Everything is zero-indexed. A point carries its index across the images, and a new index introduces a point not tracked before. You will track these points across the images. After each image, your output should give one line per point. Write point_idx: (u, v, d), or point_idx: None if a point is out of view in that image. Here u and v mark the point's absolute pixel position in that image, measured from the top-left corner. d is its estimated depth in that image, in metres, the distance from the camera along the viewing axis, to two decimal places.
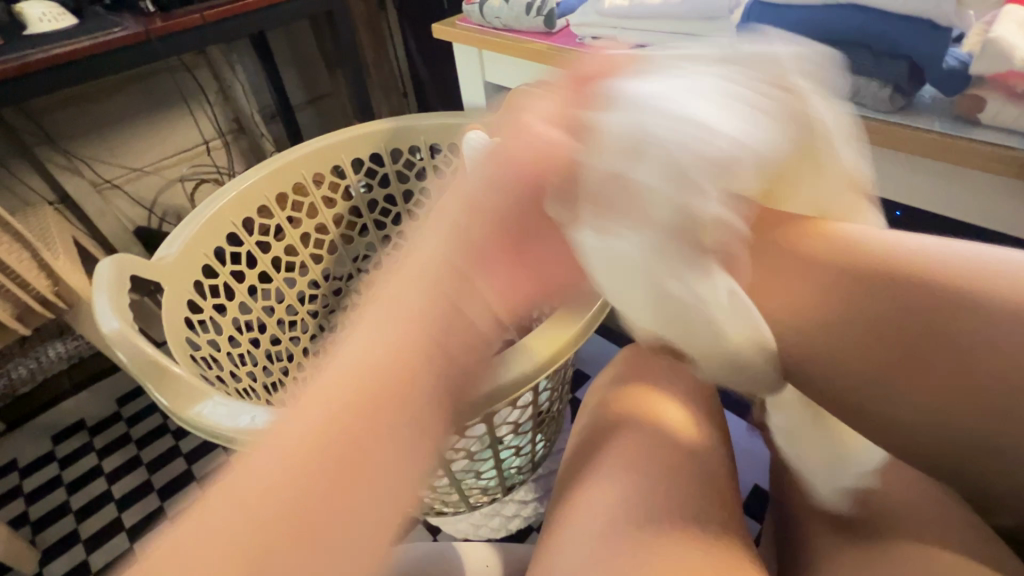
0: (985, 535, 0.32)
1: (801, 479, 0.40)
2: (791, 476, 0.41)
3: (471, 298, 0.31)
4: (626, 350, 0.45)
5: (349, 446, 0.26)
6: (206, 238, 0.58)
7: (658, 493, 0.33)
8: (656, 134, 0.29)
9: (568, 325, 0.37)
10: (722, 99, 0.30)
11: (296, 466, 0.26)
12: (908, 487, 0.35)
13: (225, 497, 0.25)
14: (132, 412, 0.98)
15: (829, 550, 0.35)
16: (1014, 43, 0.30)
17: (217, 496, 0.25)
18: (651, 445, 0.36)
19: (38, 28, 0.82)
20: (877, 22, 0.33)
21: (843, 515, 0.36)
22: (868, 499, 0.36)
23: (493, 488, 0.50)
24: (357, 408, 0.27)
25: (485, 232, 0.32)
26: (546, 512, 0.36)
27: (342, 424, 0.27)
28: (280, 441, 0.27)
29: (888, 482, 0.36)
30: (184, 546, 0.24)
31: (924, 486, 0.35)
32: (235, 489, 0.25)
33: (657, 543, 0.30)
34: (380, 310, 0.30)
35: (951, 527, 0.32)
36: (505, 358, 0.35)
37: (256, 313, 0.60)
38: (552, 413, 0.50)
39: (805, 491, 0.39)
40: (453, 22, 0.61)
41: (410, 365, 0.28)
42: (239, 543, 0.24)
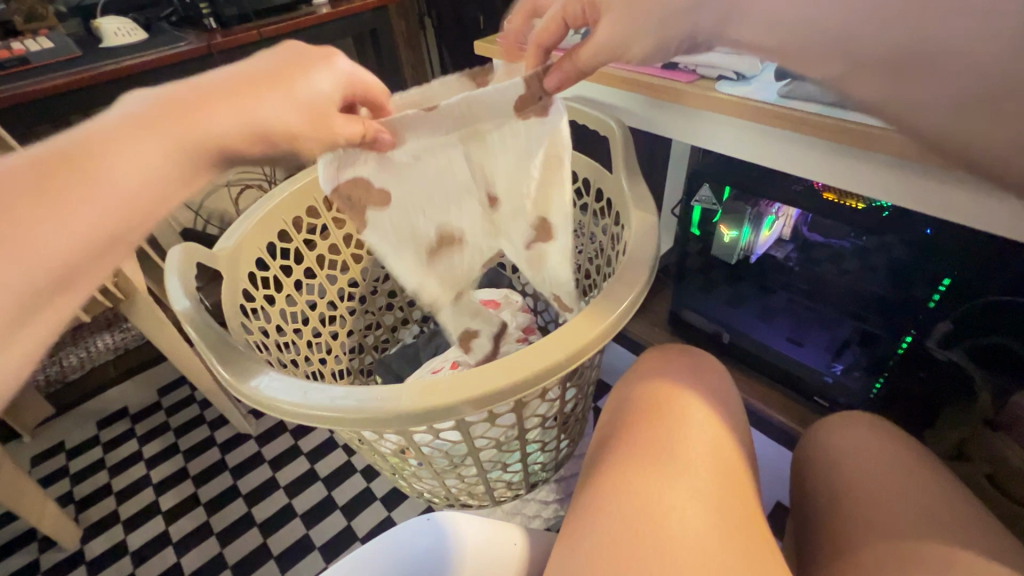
0: (997, 544, 0.39)
1: (835, 489, 0.46)
2: (828, 485, 0.47)
3: (130, 155, 0.28)
4: (653, 356, 0.53)
5: (125, 208, 0.28)
6: (260, 234, 0.58)
7: (691, 490, 0.40)
8: (491, 159, 0.54)
9: (596, 325, 0.39)
10: (499, 150, 0.53)
11: (121, 202, 0.28)
12: (934, 499, 0.42)
13: (109, 146, 0.28)
14: (172, 402, 1.05)
15: (859, 542, 0.41)
16: None
17: (102, 145, 0.28)
18: (684, 444, 0.43)
19: (112, 41, 0.86)
20: None
21: (872, 517, 0.42)
22: (895, 504, 0.42)
23: (518, 484, 0.56)
24: (130, 210, 0.28)
25: (184, 117, 0.31)
26: (578, 494, 0.44)
27: (130, 212, 0.28)
28: (142, 166, 0.29)
29: (919, 495, 0.43)
30: (106, 150, 0.28)
31: (945, 502, 0.42)
32: (120, 167, 0.28)
33: (681, 523, 0.38)
34: (164, 154, 0.29)
35: (976, 538, 0.39)
36: (539, 348, 0.38)
37: (301, 306, 0.62)
38: (575, 414, 0.55)
39: (835, 497, 0.46)
40: (494, 40, 0.73)
41: (154, 191, 0.29)
42: (42, 164, 0.26)
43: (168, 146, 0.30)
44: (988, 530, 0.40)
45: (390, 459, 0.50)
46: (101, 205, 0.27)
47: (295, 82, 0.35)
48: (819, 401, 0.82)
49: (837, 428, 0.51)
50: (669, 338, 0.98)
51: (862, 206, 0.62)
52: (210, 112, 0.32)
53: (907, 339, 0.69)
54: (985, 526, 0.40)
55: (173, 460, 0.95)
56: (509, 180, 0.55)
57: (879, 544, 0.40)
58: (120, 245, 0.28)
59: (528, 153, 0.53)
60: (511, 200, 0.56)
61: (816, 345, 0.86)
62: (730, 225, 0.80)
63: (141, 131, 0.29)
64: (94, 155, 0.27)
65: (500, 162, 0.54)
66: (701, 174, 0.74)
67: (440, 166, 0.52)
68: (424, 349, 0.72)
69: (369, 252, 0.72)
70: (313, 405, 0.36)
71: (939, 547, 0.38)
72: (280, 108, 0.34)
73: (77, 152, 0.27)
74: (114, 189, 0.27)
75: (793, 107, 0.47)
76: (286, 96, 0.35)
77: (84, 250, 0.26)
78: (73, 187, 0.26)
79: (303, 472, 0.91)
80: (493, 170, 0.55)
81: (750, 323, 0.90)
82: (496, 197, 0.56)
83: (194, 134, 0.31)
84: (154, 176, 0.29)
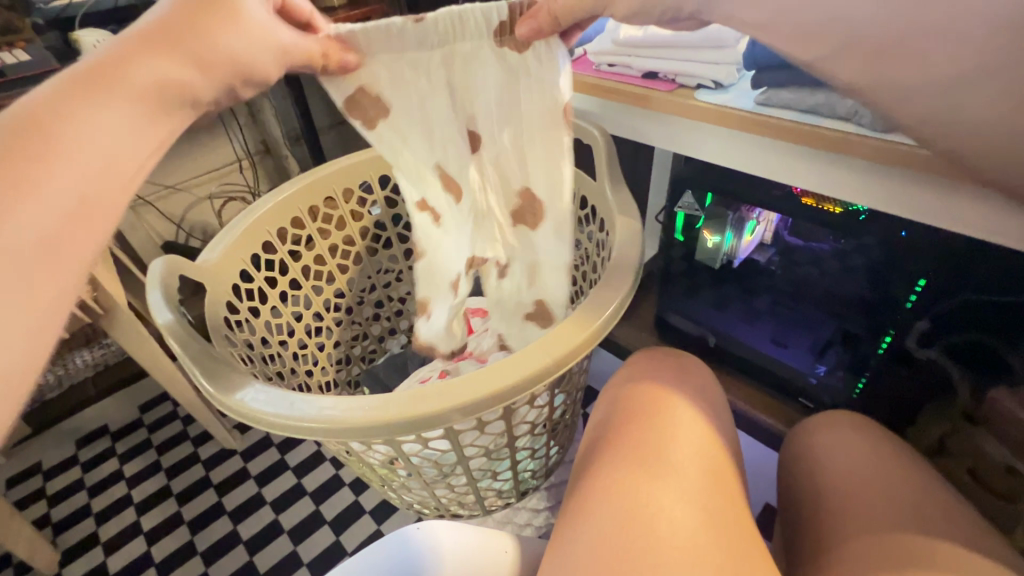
0: (974, 533, 0.40)
1: (817, 486, 0.47)
2: (811, 484, 0.48)
3: (89, 126, 0.31)
4: (637, 361, 0.54)
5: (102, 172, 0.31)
6: (244, 245, 0.57)
7: (680, 494, 0.40)
8: (474, 86, 0.50)
9: (582, 329, 0.40)
10: (483, 82, 0.50)
11: (93, 173, 0.31)
12: (914, 492, 0.43)
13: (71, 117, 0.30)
14: (154, 419, 1.03)
15: (841, 536, 0.42)
16: None
17: (63, 117, 0.30)
18: (670, 446, 0.43)
19: (92, 53, 0.85)
20: None
21: (852, 512, 0.43)
22: (877, 497, 0.44)
23: (508, 492, 0.56)
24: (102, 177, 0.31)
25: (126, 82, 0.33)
26: (567, 497, 0.44)
27: (105, 174, 0.32)
28: (107, 135, 0.32)
29: (897, 486, 0.44)
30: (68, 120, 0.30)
31: (924, 495, 0.43)
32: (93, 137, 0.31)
33: (668, 526, 0.38)
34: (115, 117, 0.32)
35: (955, 527, 0.40)
36: (525, 352, 0.38)
37: (287, 317, 0.62)
38: (564, 421, 0.56)
39: (819, 495, 0.46)
40: None
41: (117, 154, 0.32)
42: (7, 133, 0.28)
43: (113, 112, 0.32)
44: (966, 519, 0.41)
45: (379, 470, 0.49)
46: (63, 174, 0.29)
47: (211, 37, 0.37)
48: (804, 402, 0.84)
49: (821, 429, 0.52)
50: (656, 343, 0.99)
51: (840, 209, 0.64)
52: (136, 68, 0.34)
53: (886, 337, 0.70)
54: (965, 517, 0.42)
55: (156, 477, 0.93)
56: (490, 116, 0.52)
57: (860, 537, 0.41)
58: (87, 222, 0.30)
59: (507, 84, 0.50)
60: (495, 140, 0.53)
61: (800, 347, 0.88)
62: (712, 229, 0.82)
63: (87, 100, 0.31)
64: (55, 123, 0.30)
65: (482, 93, 0.50)
66: (683, 180, 0.76)
67: (422, 91, 0.50)
68: (411, 359, 0.72)
69: (356, 262, 0.72)
70: (297, 416, 0.36)
71: (916, 536, 0.40)
72: (201, 72, 0.37)
73: (31, 120, 0.29)
74: (74, 157, 0.30)
75: (771, 115, 0.48)
76: (206, 64, 0.37)
77: (71, 212, 0.29)
78: (41, 158, 0.29)
79: (290, 487, 0.90)
80: (476, 104, 0.51)
81: (735, 326, 0.92)
82: (479, 135, 0.53)
83: (131, 94, 0.33)
84: (118, 138, 0.32)
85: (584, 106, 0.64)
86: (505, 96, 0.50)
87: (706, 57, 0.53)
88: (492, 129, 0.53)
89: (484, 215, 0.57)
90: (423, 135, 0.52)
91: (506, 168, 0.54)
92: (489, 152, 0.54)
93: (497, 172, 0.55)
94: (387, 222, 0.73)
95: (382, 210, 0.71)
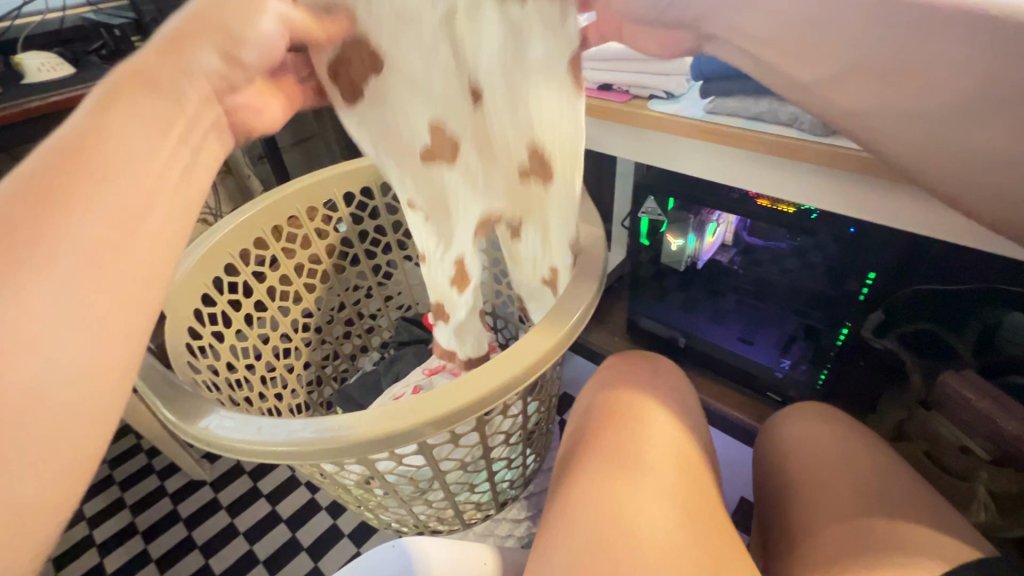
0: (932, 511, 0.42)
1: (790, 480, 0.49)
2: (783, 478, 0.50)
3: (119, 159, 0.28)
4: (608, 366, 0.55)
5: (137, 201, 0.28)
6: (205, 269, 0.56)
7: (656, 495, 0.41)
8: (475, 36, 0.42)
9: (549, 339, 0.40)
10: (484, 24, 0.41)
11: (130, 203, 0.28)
12: (875, 475, 0.46)
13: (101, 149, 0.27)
14: (115, 454, 0.98)
15: (814, 526, 0.43)
16: None
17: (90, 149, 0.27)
18: (643, 447, 0.44)
19: (35, 77, 0.82)
20: None
21: (822, 501, 0.45)
22: (842, 482, 0.46)
23: (487, 504, 0.55)
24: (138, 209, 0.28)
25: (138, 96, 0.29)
26: (546, 505, 0.44)
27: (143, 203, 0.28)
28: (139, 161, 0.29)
29: (861, 472, 0.46)
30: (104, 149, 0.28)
31: (884, 477, 0.45)
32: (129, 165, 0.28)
33: (648, 529, 0.39)
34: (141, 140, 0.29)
35: (914, 507, 0.42)
36: (494, 362, 0.39)
37: (252, 340, 0.60)
38: (539, 428, 0.56)
39: (792, 488, 0.48)
40: None
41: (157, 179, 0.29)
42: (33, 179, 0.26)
43: (139, 121, 0.29)
44: (925, 497, 0.44)
45: (355, 491, 0.49)
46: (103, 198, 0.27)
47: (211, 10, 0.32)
48: (773, 396, 0.86)
49: (791, 421, 0.54)
50: (629, 346, 1.00)
51: (793, 209, 0.66)
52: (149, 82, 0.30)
53: (844, 330, 0.73)
54: (924, 496, 0.44)
55: (120, 515, 0.89)
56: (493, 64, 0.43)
57: (831, 526, 0.42)
58: (128, 256, 0.27)
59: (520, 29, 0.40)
60: (496, 93, 0.44)
61: (766, 343, 0.90)
62: (676, 233, 0.85)
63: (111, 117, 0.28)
64: (84, 161, 0.27)
65: (485, 42, 0.42)
66: (644, 186, 0.78)
67: (420, 43, 0.42)
68: (384, 376, 0.71)
69: (323, 281, 0.71)
70: (263, 440, 0.35)
71: (881, 518, 0.41)
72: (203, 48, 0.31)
73: (67, 157, 0.27)
74: (118, 181, 0.28)
75: (716, 122, 0.51)
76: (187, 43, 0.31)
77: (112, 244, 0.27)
78: (74, 192, 0.26)
79: (264, 515, 0.87)
80: (476, 51, 0.43)
81: (704, 326, 0.94)
82: (479, 87, 0.45)
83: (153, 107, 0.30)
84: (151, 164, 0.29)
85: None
86: (515, 37, 0.41)
87: (656, 69, 0.55)
88: (494, 80, 0.44)
89: (486, 174, 0.49)
90: (424, 91, 0.44)
91: (526, 119, 0.45)
92: (491, 104, 0.45)
93: (503, 125, 0.46)
94: (354, 239, 0.72)
95: (348, 227, 0.71)
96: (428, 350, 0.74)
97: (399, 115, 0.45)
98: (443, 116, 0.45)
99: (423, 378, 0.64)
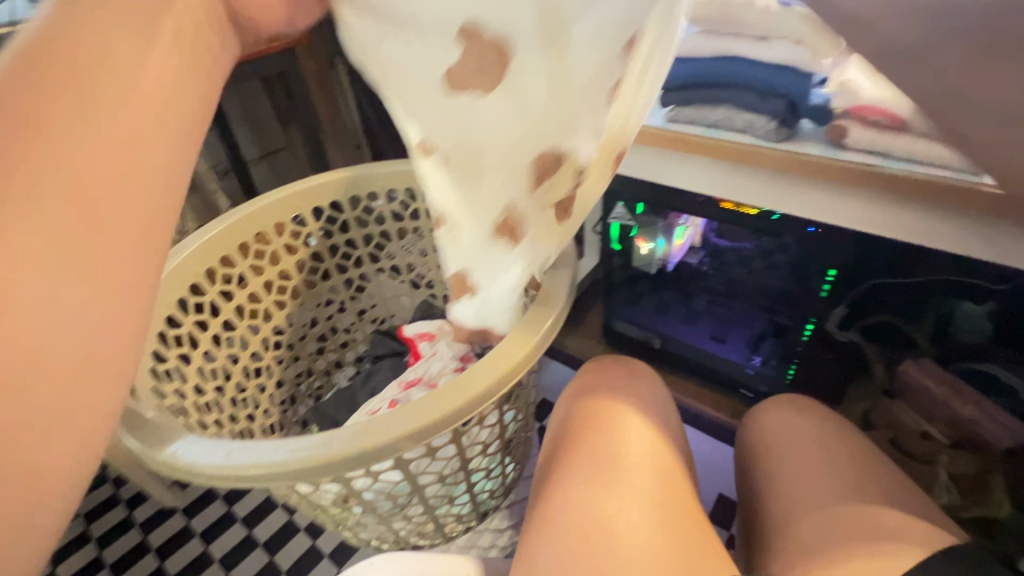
0: (900, 497, 0.44)
1: (768, 477, 0.50)
2: (760, 475, 0.51)
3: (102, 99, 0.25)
4: (586, 372, 0.56)
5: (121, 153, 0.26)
6: (168, 290, 0.55)
7: (637, 500, 0.41)
8: None
9: (519, 350, 0.40)
10: None
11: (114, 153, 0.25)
12: (850, 465, 0.47)
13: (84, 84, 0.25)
14: None
15: (792, 523, 0.45)
16: (859, 88, 0.45)
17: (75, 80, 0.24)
18: (622, 451, 0.45)
19: None
20: (752, 70, 0.48)
21: (798, 495, 0.46)
22: (818, 474, 0.47)
23: (467, 516, 0.55)
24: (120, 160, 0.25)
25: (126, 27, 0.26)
26: (529, 516, 0.44)
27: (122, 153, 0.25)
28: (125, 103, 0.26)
29: (837, 462, 0.47)
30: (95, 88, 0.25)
31: (857, 467, 0.47)
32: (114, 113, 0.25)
33: (631, 535, 0.39)
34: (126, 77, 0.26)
35: (884, 492, 0.44)
36: (468, 374, 0.39)
37: (221, 361, 0.59)
38: (517, 437, 0.56)
39: (769, 484, 0.49)
40: None
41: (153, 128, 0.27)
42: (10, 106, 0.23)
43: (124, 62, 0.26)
44: (893, 483, 0.45)
45: (332, 510, 0.48)
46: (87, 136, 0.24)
47: None
48: (745, 393, 0.88)
49: (768, 411, 0.55)
50: (605, 350, 1.01)
51: (756, 210, 0.68)
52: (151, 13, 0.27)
53: (808, 327, 0.75)
54: (893, 483, 0.46)
55: (86, 549, 0.85)
56: None
57: (808, 521, 0.43)
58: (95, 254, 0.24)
59: None
60: None
61: (736, 341, 0.93)
62: (645, 237, 0.87)
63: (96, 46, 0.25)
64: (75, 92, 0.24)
65: None
66: (613, 193, 0.79)
67: None
68: (360, 391, 0.70)
69: (293, 297, 0.70)
70: (231, 465, 0.35)
71: (855, 508, 0.43)
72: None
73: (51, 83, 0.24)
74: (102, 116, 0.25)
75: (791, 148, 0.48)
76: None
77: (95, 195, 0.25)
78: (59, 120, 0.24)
79: (240, 539, 0.84)
80: None
81: (677, 327, 0.96)
82: None
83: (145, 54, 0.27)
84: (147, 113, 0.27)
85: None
86: None
87: None
88: None
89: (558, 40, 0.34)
90: None
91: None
92: None
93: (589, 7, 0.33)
94: (324, 253, 0.71)
95: (318, 242, 0.70)
96: (404, 363, 0.73)
97: (421, 28, 0.34)
98: (481, 12, 0.33)
99: (399, 392, 0.64)
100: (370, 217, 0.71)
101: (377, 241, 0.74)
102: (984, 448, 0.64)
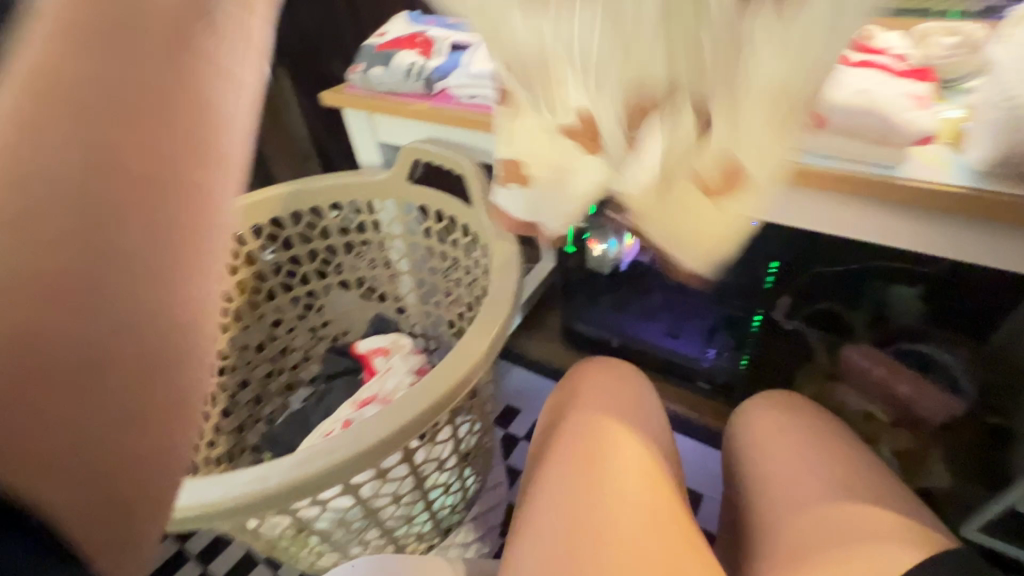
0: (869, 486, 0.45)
1: (747, 475, 0.52)
2: (740, 475, 0.53)
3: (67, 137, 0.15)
4: (562, 382, 0.56)
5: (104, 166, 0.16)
6: None
7: (620, 507, 0.42)
8: None
9: (468, 363, 0.40)
10: None
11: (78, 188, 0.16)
12: (822, 457, 0.48)
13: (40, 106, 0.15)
14: None
15: (771, 516, 0.47)
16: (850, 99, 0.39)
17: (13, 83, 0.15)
18: (601, 459, 0.45)
19: None
20: None
21: (779, 493, 0.48)
22: (789, 464, 0.49)
23: (429, 533, 0.54)
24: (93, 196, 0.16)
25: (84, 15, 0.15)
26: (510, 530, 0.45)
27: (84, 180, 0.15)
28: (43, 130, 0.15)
29: (811, 451, 0.49)
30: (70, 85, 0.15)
31: (825, 458, 0.48)
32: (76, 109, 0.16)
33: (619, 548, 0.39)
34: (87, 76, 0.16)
35: (855, 482, 0.46)
36: (417, 390, 0.38)
37: None
38: (476, 447, 0.55)
39: (748, 483, 0.51)
40: (340, 89, 0.64)
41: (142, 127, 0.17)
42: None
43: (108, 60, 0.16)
44: (864, 473, 0.47)
45: (285, 544, 0.46)
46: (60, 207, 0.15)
47: None
48: (702, 384, 0.91)
49: (757, 412, 0.55)
50: (568, 351, 1.01)
51: None
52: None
53: (757, 317, 0.78)
54: (860, 473, 0.47)
55: None
56: None
57: (794, 519, 0.45)
58: None
59: None
60: None
61: (690, 335, 0.92)
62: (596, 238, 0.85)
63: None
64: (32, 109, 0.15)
65: None
66: None
67: None
68: (314, 414, 0.68)
69: (236, 320, 0.67)
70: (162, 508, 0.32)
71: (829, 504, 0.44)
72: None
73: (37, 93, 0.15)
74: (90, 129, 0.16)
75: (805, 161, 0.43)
76: None
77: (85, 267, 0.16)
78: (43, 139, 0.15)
79: None
80: None
81: (635, 323, 0.97)
82: None
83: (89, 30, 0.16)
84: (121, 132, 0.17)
85: (429, 135, 0.62)
86: None
87: None
88: None
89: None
90: None
91: None
92: None
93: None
94: (267, 272, 0.69)
95: (260, 261, 0.67)
96: (360, 379, 0.71)
97: None
98: None
99: (354, 411, 0.62)
100: (314, 232, 0.69)
101: (324, 256, 0.72)
102: (924, 423, 0.69)
